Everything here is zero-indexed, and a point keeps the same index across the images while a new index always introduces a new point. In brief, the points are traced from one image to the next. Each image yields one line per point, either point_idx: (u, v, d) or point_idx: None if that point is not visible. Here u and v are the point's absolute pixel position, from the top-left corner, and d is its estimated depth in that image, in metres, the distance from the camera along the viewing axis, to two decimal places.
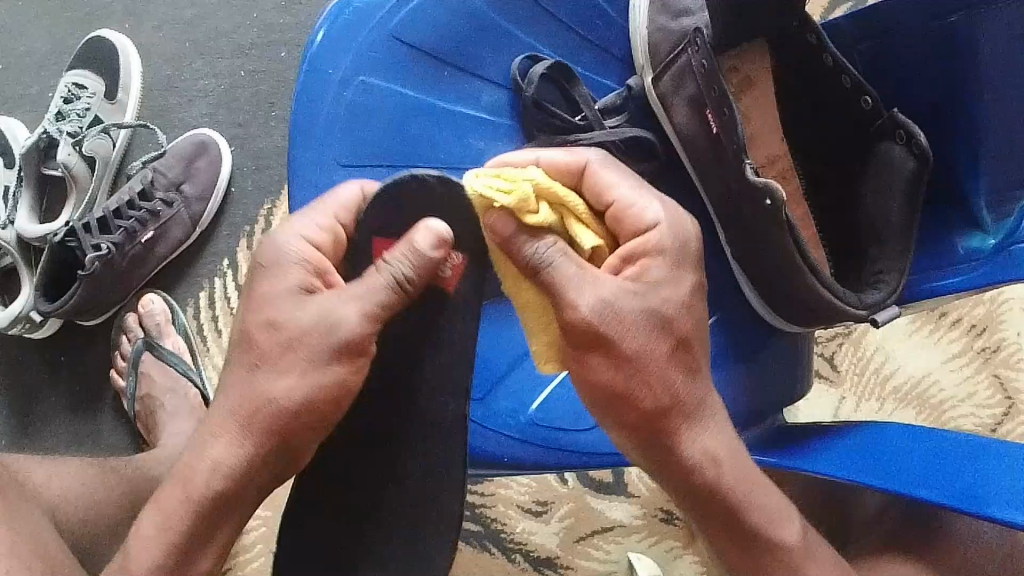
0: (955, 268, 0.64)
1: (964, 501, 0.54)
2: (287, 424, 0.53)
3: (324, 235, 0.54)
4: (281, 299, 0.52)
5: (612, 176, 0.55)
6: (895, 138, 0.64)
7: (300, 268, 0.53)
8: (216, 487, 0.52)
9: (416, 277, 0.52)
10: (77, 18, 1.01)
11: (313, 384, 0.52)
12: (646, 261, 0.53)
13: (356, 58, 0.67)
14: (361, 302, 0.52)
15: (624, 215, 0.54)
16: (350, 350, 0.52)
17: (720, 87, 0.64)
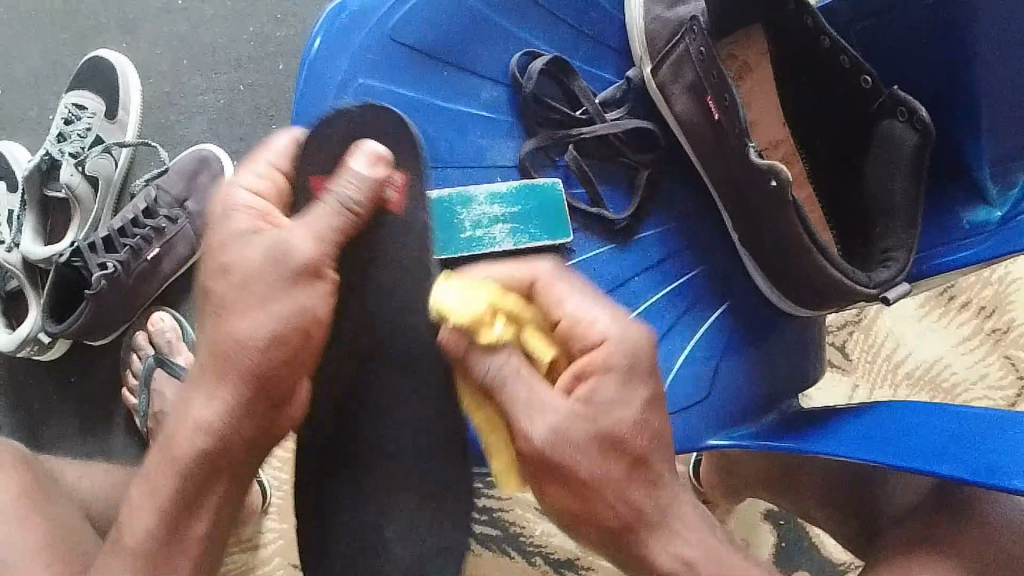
0: (964, 241, 0.64)
1: (987, 475, 0.53)
2: (259, 370, 0.52)
3: (267, 184, 0.57)
4: (232, 243, 0.53)
5: (562, 289, 0.54)
6: (896, 115, 0.64)
7: (247, 212, 0.54)
8: (199, 445, 0.53)
9: (363, 200, 0.56)
10: (74, 40, 1.02)
11: (281, 322, 0.52)
12: (597, 379, 0.51)
13: (354, 60, 0.68)
14: (311, 227, 0.54)
15: (575, 330, 0.53)
16: (307, 272, 0.53)
17: (720, 73, 0.64)
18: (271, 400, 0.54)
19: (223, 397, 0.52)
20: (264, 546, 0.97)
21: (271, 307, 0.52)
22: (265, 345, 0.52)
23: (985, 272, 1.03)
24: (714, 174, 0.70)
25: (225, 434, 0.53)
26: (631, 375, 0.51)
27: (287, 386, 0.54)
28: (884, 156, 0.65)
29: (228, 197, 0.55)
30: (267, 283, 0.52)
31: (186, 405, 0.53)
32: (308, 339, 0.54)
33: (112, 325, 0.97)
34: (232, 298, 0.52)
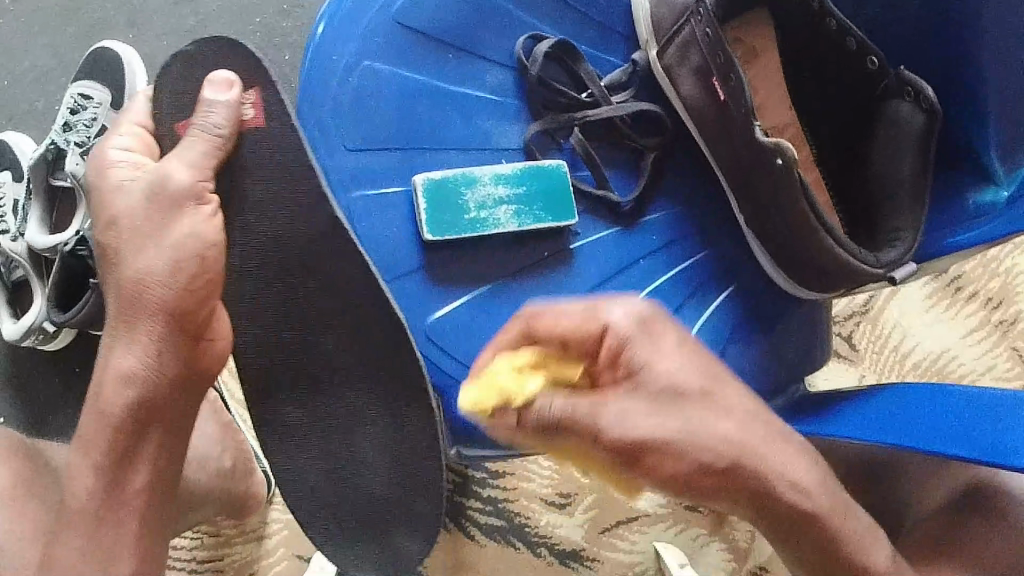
0: (969, 222, 0.65)
1: (991, 454, 0.54)
2: (169, 300, 0.58)
3: (138, 143, 0.64)
4: (115, 194, 0.61)
5: (550, 304, 0.49)
6: (903, 95, 0.65)
7: (122, 168, 0.62)
8: (128, 395, 0.57)
9: (228, 124, 0.62)
10: (79, 31, 1.02)
11: (173, 248, 0.60)
12: (628, 354, 0.48)
13: (359, 45, 0.67)
14: (183, 159, 0.61)
15: (584, 332, 0.48)
16: (189, 198, 0.61)
17: (725, 53, 0.64)
18: (187, 329, 0.59)
19: (139, 344, 0.58)
20: (269, 537, 0.96)
21: (159, 238, 0.59)
22: (162, 276, 0.59)
23: (991, 264, 1.03)
24: (723, 158, 0.69)
25: (149, 379, 0.58)
26: (656, 331, 0.49)
27: (198, 314, 0.60)
28: (891, 138, 0.66)
29: (107, 161, 0.62)
30: (154, 215, 0.60)
31: (112, 360, 0.58)
32: (203, 265, 0.60)
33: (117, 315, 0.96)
34: (125, 241, 0.60)
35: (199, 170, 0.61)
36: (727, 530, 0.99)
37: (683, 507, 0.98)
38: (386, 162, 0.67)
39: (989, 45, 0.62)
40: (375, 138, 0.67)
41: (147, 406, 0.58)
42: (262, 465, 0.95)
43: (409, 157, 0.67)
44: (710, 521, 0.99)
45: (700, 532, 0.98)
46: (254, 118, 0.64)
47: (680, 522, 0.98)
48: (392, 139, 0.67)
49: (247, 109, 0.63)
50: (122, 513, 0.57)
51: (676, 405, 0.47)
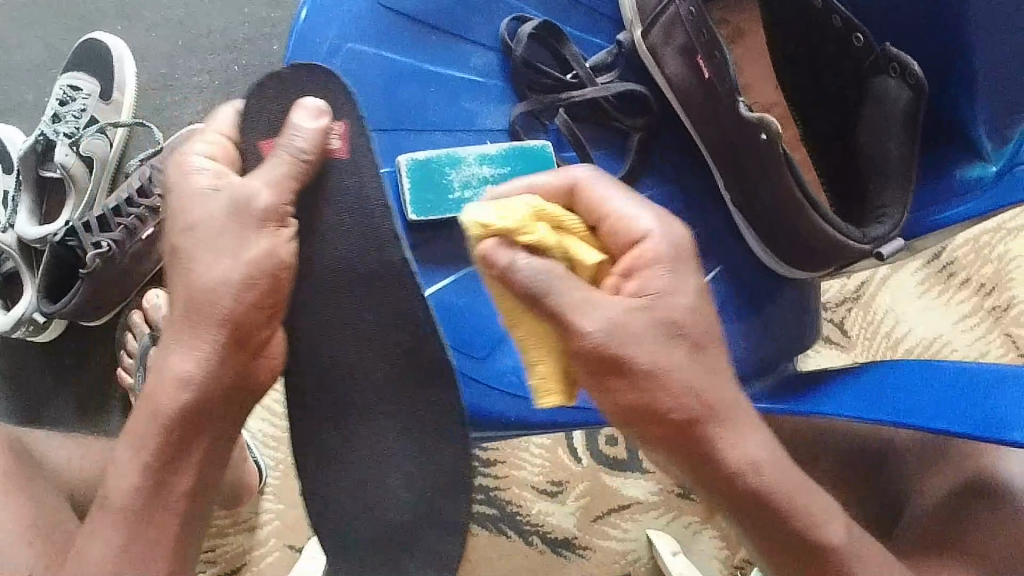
0: (957, 197, 0.66)
1: (984, 429, 0.53)
2: (235, 314, 0.55)
3: (218, 150, 0.60)
4: (194, 200, 0.56)
5: (602, 190, 0.50)
6: (889, 72, 0.65)
7: (204, 174, 0.57)
8: (182, 399, 0.54)
9: (312, 148, 0.60)
10: (69, 22, 1.02)
11: (249, 264, 0.56)
12: (646, 273, 0.49)
13: (343, 26, 0.67)
14: (265, 177, 0.58)
15: (616, 228, 0.49)
16: (269, 218, 0.57)
17: (711, 31, 0.65)
18: (252, 346, 0.57)
19: (202, 351, 0.54)
20: (261, 528, 0.96)
21: (232, 252, 0.55)
22: (236, 286, 0.55)
23: (984, 250, 1.02)
24: (709, 139, 0.70)
25: (208, 385, 0.55)
26: (676, 270, 0.49)
27: (261, 332, 0.57)
28: (876, 116, 0.66)
29: (185, 163, 0.57)
30: (232, 231, 0.56)
31: (166, 361, 0.55)
32: (278, 282, 0.57)
33: (107, 305, 0.96)
34: (199, 247, 0.55)
35: (281, 190, 0.58)
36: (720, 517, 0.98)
37: (675, 495, 0.98)
38: (371, 144, 0.67)
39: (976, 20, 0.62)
40: (360, 119, 0.67)
41: (194, 407, 0.54)
42: (253, 454, 0.95)
43: (394, 139, 0.67)
44: (702, 509, 0.98)
45: (693, 520, 0.98)
46: (339, 149, 0.63)
47: (673, 510, 0.98)
48: (376, 120, 0.67)
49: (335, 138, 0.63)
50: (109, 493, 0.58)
51: (666, 337, 0.48)
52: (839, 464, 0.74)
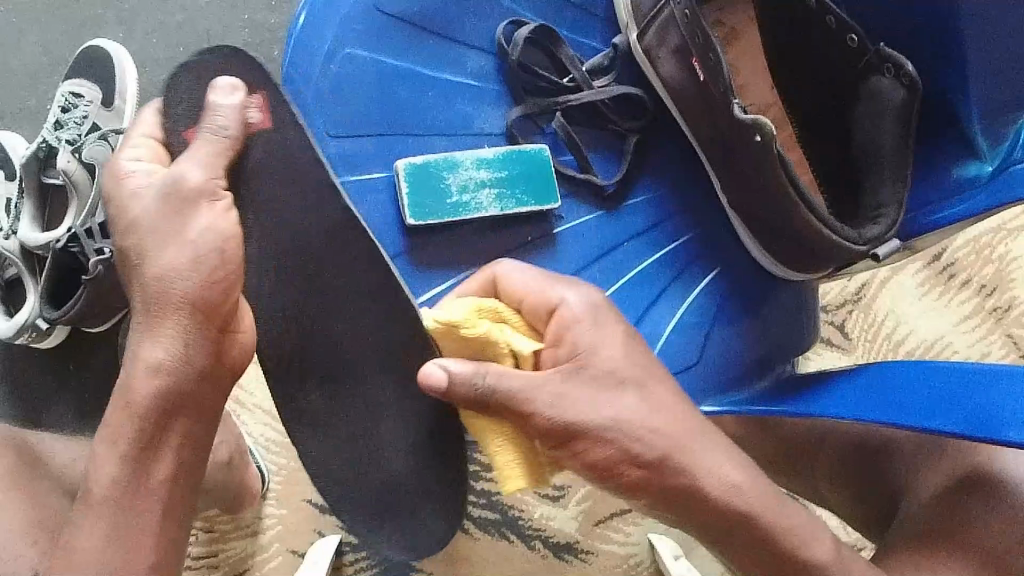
0: (954, 196, 0.67)
1: (980, 428, 0.53)
2: (192, 296, 0.53)
3: (150, 150, 0.58)
4: (132, 200, 0.55)
5: (516, 275, 0.58)
6: (884, 71, 0.65)
7: (140, 176, 0.56)
8: (156, 387, 0.53)
9: (236, 122, 0.58)
10: (70, 29, 1.03)
11: (195, 244, 0.54)
12: (571, 333, 0.55)
13: (340, 30, 0.67)
14: (194, 157, 0.56)
15: (536, 306, 0.57)
16: (204, 194, 0.55)
17: (704, 33, 0.64)
18: (213, 326, 0.54)
19: (166, 338, 0.53)
20: (263, 532, 0.96)
21: (176, 233, 0.54)
22: (186, 267, 0.53)
23: (984, 250, 1.02)
24: (703, 140, 0.70)
25: (177, 373, 0.53)
26: (599, 325, 0.56)
27: (220, 310, 0.54)
28: (871, 116, 0.67)
29: (120, 171, 0.56)
30: (169, 214, 0.54)
31: (135, 351, 0.53)
32: (228, 259, 0.55)
33: (109, 310, 0.96)
34: (141, 237, 0.54)
35: (214, 166, 0.56)
36: None
37: None
38: (367, 149, 0.67)
39: (969, 18, 0.62)
40: (356, 123, 0.67)
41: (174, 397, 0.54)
42: (255, 459, 0.95)
43: (390, 142, 0.67)
44: None
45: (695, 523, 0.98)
46: (260, 121, 0.61)
47: None
48: (372, 125, 0.68)
49: (253, 111, 0.60)
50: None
51: (588, 385, 0.54)
52: (840, 466, 0.75)
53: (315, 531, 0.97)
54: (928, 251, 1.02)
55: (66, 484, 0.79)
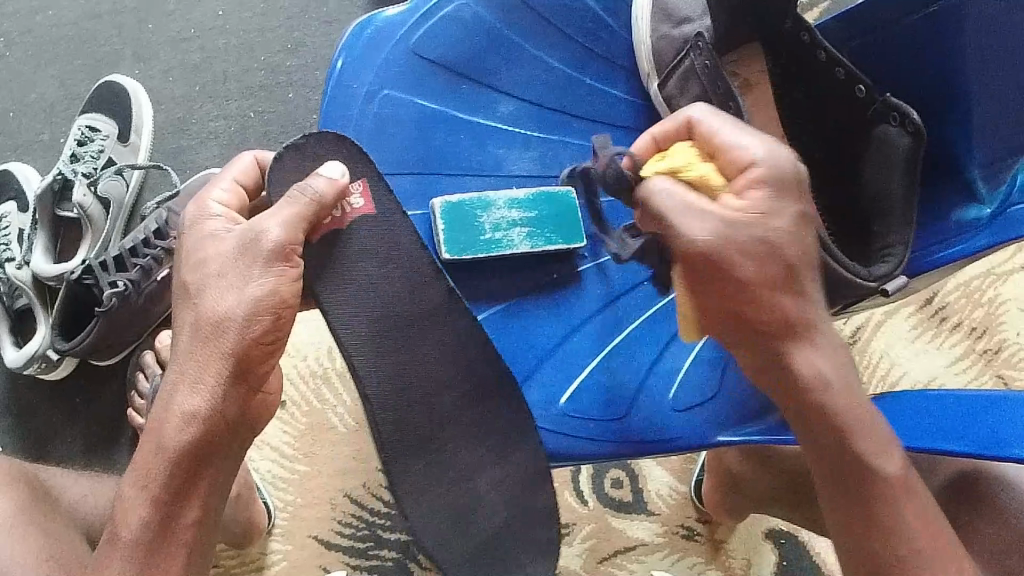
0: (955, 238, 0.71)
1: (986, 447, 0.56)
2: (240, 347, 0.58)
3: (231, 197, 0.65)
4: (206, 240, 0.61)
5: (711, 123, 0.59)
6: (890, 120, 0.70)
7: (217, 220, 0.63)
8: (187, 433, 0.57)
9: (328, 198, 0.63)
10: (87, 66, 1.05)
11: (253, 301, 0.59)
12: (750, 186, 0.57)
13: (380, 73, 0.72)
14: (278, 216, 0.61)
15: (729, 149, 0.58)
16: (277, 255, 0.60)
17: (725, 84, 0.70)
18: (249, 385, 0.60)
19: (207, 385, 0.58)
20: (268, 568, 0.96)
21: (241, 287, 0.59)
22: (242, 318, 0.58)
23: (974, 294, 1.06)
24: None
25: (211, 419, 0.58)
26: (781, 196, 0.57)
27: (258, 367, 0.60)
28: (879, 158, 0.71)
29: (203, 209, 0.63)
30: (239, 265, 0.59)
31: (173, 401, 0.58)
32: (280, 321, 0.60)
33: (119, 342, 0.97)
34: (208, 280, 0.60)
35: (293, 228, 0.60)
36: (724, 558, 0.99)
37: (679, 536, 0.99)
38: (406, 186, 0.71)
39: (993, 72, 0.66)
40: (396, 163, 0.71)
41: (204, 444, 0.58)
42: (261, 495, 0.95)
43: (429, 181, 0.72)
44: (707, 549, 0.99)
45: (697, 560, 0.99)
46: (363, 207, 0.67)
47: (678, 550, 0.99)
48: (406, 163, 0.71)
49: (356, 197, 0.66)
50: (120, 527, 0.57)
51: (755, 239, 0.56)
52: None
53: (320, 567, 0.97)
54: (920, 295, 1.06)
55: (79, 519, 0.79)
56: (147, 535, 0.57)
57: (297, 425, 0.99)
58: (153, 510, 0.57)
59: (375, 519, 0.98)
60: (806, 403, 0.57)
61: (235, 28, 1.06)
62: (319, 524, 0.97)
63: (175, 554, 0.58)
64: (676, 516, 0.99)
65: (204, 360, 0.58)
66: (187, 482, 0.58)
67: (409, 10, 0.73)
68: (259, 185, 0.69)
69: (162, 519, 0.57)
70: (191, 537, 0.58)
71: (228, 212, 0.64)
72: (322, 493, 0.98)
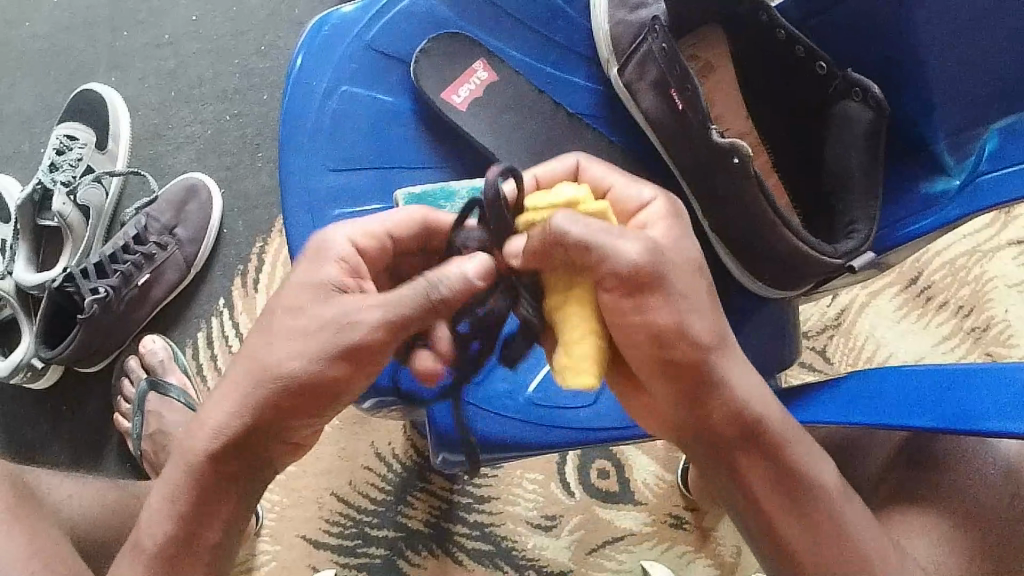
0: (925, 210, 0.71)
1: (957, 421, 0.55)
2: (280, 401, 0.54)
3: (367, 241, 0.57)
4: (309, 285, 0.55)
5: (601, 171, 0.57)
6: (851, 96, 0.69)
7: (334, 264, 0.55)
8: (213, 449, 0.55)
9: (451, 301, 0.51)
10: (64, 76, 1.06)
11: (308, 378, 0.53)
12: (650, 219, 0.54)
13: (337, 70, 0.72)
14: (382, 309, 0.51)
15: (617, 198, 0.56)
16: (349, 352, 0.52)
17: (682, 65, 0.68)
18: (289, 437, 0.56)
19: (240, 414, 0.54)
20: (257, 568, 0.96)
21: (320, 355, 0.53)
22: (293, 378, 0.53)
23: (960, 272, 1.05)
24: (685, 167, 0.73)
25: (238, 440, 0.55)
26: (681, 228, 0.54)
27: (297, 423, 0.56)
28: (841, 135, 0.70)
29: (328, 244, 0.56)
30: (309, 346, 0.53)
31: (208, 412, 0.56)
32: (337, 398, 0.55)
33: (101, 350, 0.98)
34: (291, 336, 0.53)
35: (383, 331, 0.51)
36: (713, 546, 0.97)
37: (667, 525, 0.98)
38: (365, 182, 0.71)
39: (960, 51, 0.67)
40: (353, 158, 0.71)
41: (206, 465, 0.55)
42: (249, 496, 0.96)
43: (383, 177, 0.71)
44: (696, 538, 0.97)
45: (686, 549, 0.97)
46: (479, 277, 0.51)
47: (666, 540, 0.97)
48: (366, 158, 0.72)
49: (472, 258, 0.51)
50: (136, 536, 0.56)
51: (663, 276, 0.50)
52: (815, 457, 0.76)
53: (311, 567, 0.97)
54: (904, 275, 1.05)
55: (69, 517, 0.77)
56: (171, 547, 0.56)
57: None
58: (180, 525, 0.56)
59: (362, 517, 0.98)
60: (805, 506, 0.54)
61: (208, 33, 1.06)
62: (306, 524, 0.98)
63: (193, 565, 0.57)
64: (664, 505, 0.98)
65: (226, 383, 0.56)
66: (212, 500, 0.56)
67: (363, 8, 0.73)
68: (416, 241, 0.59)
69: (186, 532, 0.56)
70: (209, 558, 0.57)
71: (353, 258, 0.56)
72: (309, 492, 0.98)
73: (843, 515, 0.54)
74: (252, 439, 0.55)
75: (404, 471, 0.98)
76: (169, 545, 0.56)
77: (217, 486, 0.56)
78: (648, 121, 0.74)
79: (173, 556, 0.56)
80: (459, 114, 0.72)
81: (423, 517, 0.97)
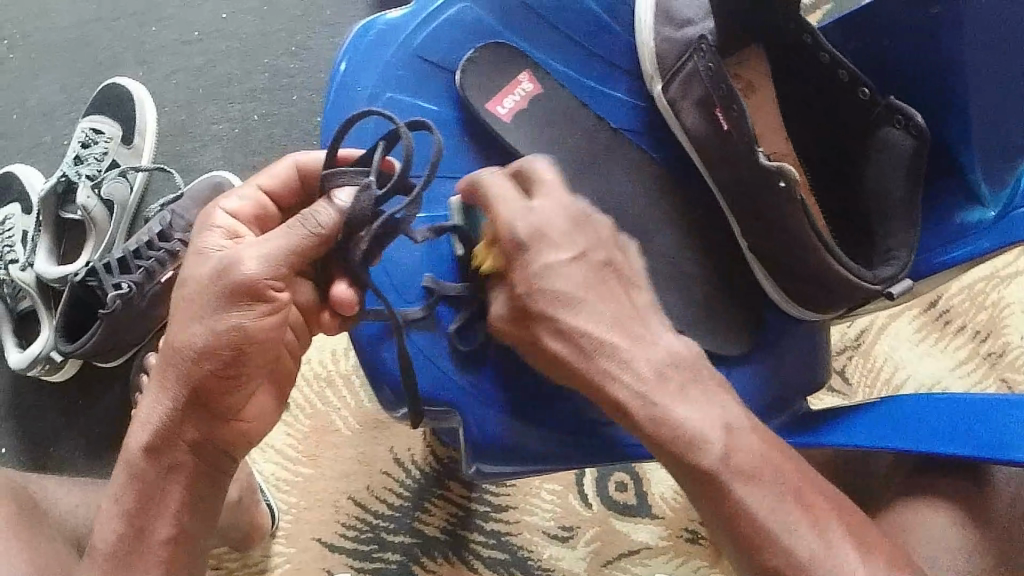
0: (957, 239, 0.72)
1: (991, 451, 0.56)
2: (193, 380, 0.60)
3: (245, 206, 0.64)
4: (197, 254, 0.61)
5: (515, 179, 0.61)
6: (893, 122, 0.70)
7: (217, 232, 0.62)
8: (144, 443, 0.62)
9: (332, 227, 0.57)
10: (89, 69, 1.05)
11: (214, 340, 0.58)
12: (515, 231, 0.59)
13: (382, 76, 0.72)
14: (261, 247, 0.57)
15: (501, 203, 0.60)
16: (247, 294, 0.58)
17: (728, 85, 0.69)
18: (222, 426, 0.63)
19: (164, 406, 0.61)
20: (271, 571, 0.96)
21: (208, 318, 0.58)
22: (198, 349, 0.59)
23: (978, 297, 1.06)
24: (723, 186, 0.73)
25: (163, 432, 0.62)
26: (542, 234, 0.59)
27: (219, 401, 0.62)
28: (883, 162, 0.71)
29: (209, 217, 0.63)
30: (210, 301, 0.58)
31: (140, 412, 0.63)
32: (241, 357, 0.60)
33: (121, 346, 0.97)
34: (188, 301, 0.59)
35: (272, 266, 0.57)
36: (727, 561, 0.97)
37: (682, 539, 0.98)
38: None
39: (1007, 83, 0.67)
40: None
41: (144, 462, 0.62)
42: (266, 497, 0.95)
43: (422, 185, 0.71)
44: (710, 553, 0.97)
45: (700, 563, 0.97)
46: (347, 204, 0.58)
47: (681, 554, 0.98)
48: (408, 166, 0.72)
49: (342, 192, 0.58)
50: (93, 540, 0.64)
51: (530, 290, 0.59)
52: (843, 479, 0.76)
53: (325, 570, 0.96)
54: (923, 299, 1.05)
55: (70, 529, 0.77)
56: (121, 547, 0.63)
57: (301, 427, 0.99)
58: (125, 524, 0.63)
59: (378, 522, 0.97)
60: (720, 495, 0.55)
61: (237, 31, 1.06)
62: (322, 527, 0.97)
63: (147, 563, 0.63)
64: (680, 518, 0.98)
65: (153, 372, 0.62)
66: (154, 493, 0.63)
67: (410, 14, 0.73)
68: (299, 191, 0.66)
69: (133, 530, 0.63)
70: (165, 555, 0.64)
71: (236, 222, 0.63)
72: (326, 495, 0.98)
73: (734, 491, 0.54)
74: (178, 426, 0.62)
75: (422, 477, 0.98)
76: (117, 540, 0.63)
77: (154, 480, 0.63)
78: (689, 138, 0.74)
79: (131, 547, 0.63)
80: (501, 124, 0.72)
81: (440, 524, 0.97)
